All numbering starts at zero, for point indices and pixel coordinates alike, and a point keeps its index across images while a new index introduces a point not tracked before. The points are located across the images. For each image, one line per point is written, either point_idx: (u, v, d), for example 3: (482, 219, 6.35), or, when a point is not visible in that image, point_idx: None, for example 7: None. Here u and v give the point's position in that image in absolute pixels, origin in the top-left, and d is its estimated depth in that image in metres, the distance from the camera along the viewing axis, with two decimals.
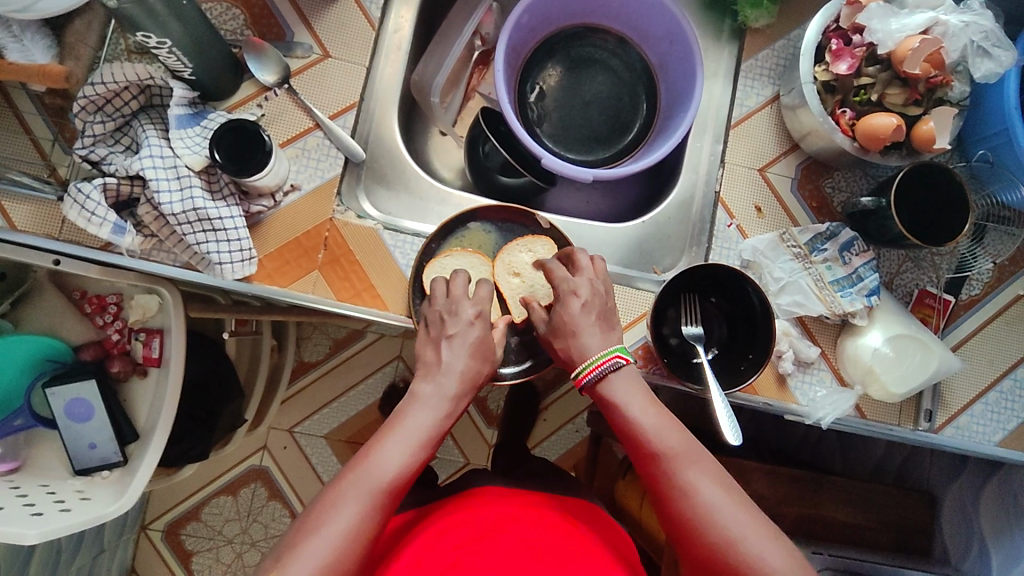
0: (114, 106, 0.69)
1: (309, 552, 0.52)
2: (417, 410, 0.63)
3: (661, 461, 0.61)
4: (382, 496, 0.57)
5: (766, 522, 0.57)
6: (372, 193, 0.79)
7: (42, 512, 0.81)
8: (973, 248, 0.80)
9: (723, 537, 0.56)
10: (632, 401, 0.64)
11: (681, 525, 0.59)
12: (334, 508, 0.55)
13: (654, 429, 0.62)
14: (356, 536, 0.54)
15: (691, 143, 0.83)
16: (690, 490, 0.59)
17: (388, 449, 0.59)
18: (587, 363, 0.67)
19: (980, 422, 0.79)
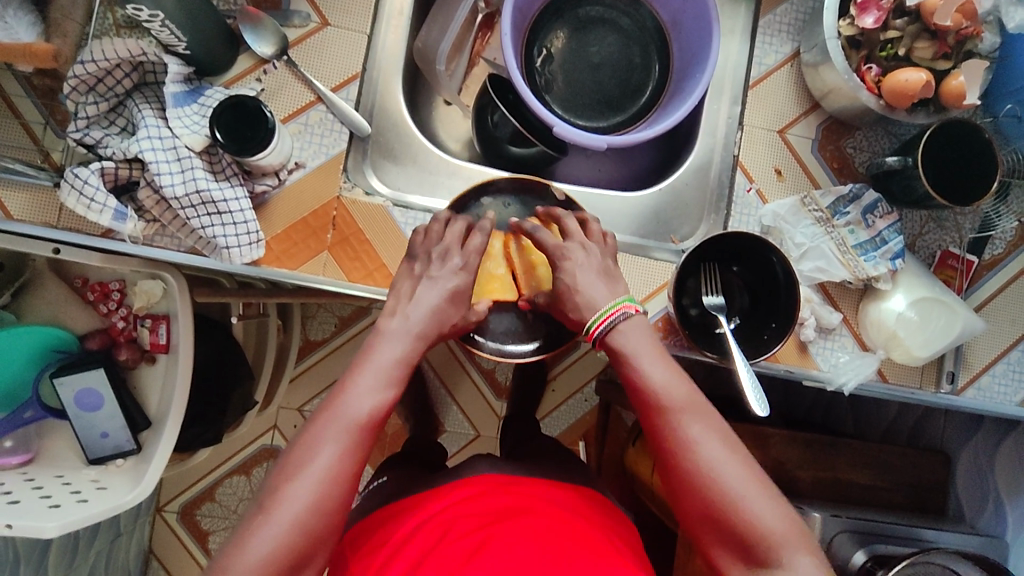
0: (106, 85, 0.66)
1: (293, 496, 0.52)
2: (386, 344, 0.61)
3: (662, 409, 0.59)
4: (361, 435, 0.56)
5: (759, 475, 0.57)
6: (379, 168, 0.76)
7: (59, 504, 0.80)
8: (998, 207, 0.78)
9: (724, 496, 0.55)
10: (640, 349, 0.63)
11: (678, 477, 0.58)
12: (314, 450, 0.54)
13: (664, 382, 0.60)
14: (336, 477, 0.54)
15: (707, 105, 0.80)
16: (694, 446, 0.57)
17: (360, 387, 0.58)
18: (595, 315, 0.65)
19: (1001, 382, 0.78)
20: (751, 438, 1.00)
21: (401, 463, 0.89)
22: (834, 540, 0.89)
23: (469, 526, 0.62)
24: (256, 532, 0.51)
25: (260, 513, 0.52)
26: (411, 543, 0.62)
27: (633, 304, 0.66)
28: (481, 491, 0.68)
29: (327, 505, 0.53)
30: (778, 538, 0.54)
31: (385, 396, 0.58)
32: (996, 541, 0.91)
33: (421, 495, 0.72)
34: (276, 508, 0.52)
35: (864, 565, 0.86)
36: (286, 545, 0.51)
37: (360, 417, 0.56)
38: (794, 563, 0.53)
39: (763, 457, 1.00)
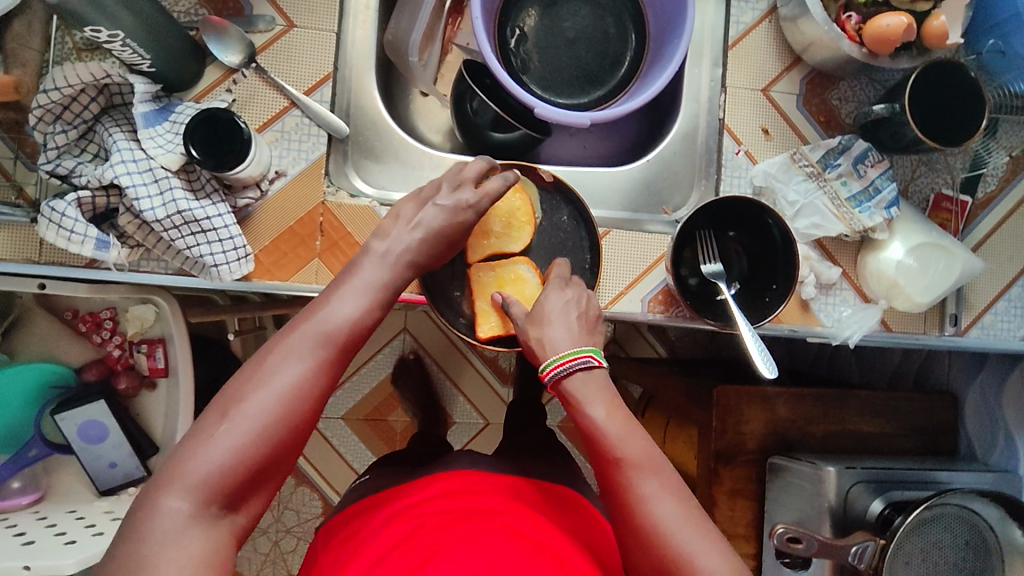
0: (73, 112, 0.63)
1: (256, 402, 0.50)
2: (369, 270, 0.60)
3: (614, 464, 0.57)
4: (335, 350, 0.54)
5: (717, 538, 0.53)
6: (361, 167, 0.75)
7: (75, 539, 0.79)
8: (988, 143, 0.77)
9: (675, 554, 0.52)
10: (592, 399, 0.60)
11: (632, 536, 0.55)
12: (285, 361, 0.52)
13: (620, 435, 0.58)
14: (304, 391, 0.52)
15: (688, 70, 0.79)
16: (646, 501, 0.54)
17: (340, 302, 0.57)
18: (552, 358, 0.63)
19: (1004, 320, 0.78)
20: (761, 399, 1.00)
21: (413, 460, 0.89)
22: (850, 493, 0.89)
23: (443, 520, 0.62)
24: (214, 438, 0.49)
25: (216, 420, 0.50)
26: (376, 542, 0.62)
27: (596, 355, 0.63)
28: (449, 492, 0.68)
29: (292, 416, 0.51)
30: None
31: (365, 313, 0.57)
32: (1010, 475, 0.92)
33: (395, 491, 0.73)
34: (236, 417, 0.49)
35: (882, 513, 0.87)
36: (246, 453, 0.49)
37: (338, 333, 0.55)
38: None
39: (774, 416, 1.00)
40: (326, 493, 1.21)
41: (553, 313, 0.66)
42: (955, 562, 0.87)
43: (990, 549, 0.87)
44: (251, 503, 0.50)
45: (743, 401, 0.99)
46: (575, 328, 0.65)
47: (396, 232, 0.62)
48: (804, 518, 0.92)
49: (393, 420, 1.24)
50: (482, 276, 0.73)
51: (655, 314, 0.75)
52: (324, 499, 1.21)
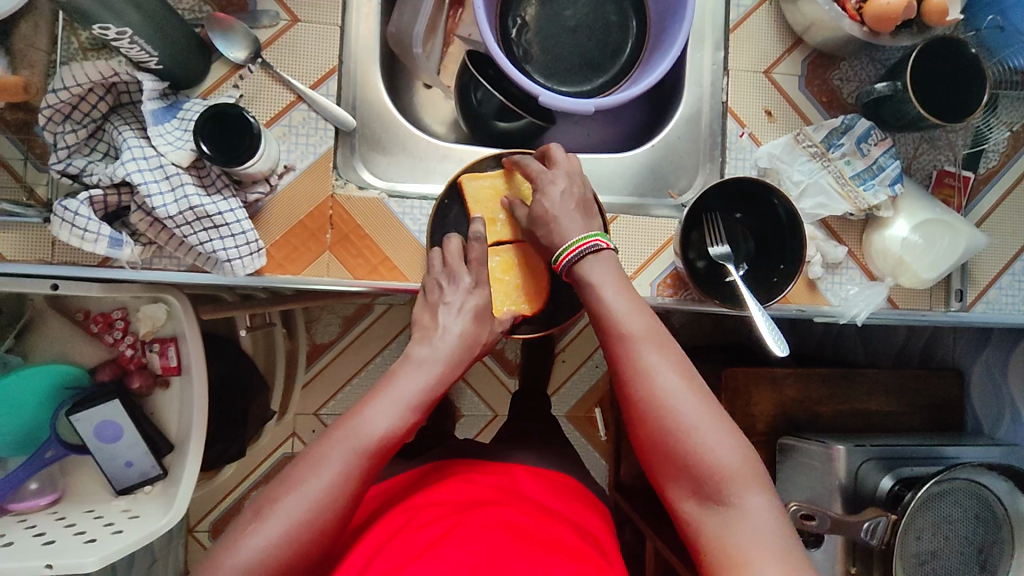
0: (82, 111, 0.64)
1: (291, 505, 0.54)
2: (408, 374, 0.63)
3: (623, 343, 0.62)
4: (367, 458, 0.57)
5: (717, 412, 0.60)
6: (369, 160, 0.75)
7: (95, 538, 0.80)
8: (988, 119, 0.78)
9: (679, 424, 0.58)
10: (606, 280, 0.64)
11: (638, 413, 0.61)
12: (319, 467, 0.56)
13: (626, 313, 0.63)
14: (335, 497, 0.55)
15: (690, 54, 0.79)
16: (650, 373, 0.60)
17: (379, 408, 0.60)
18: (564, 245, 0.66)
19: (1008, 294, 0.79)
20: (769, 381, 1.00)
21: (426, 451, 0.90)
22: (860, 471, 0.89)
23: (435, 515, 0.63)
24: (247, 536, 0.53)
25: (253, 522, 0.54)
26: (371, 535, 0.63)
27: (605, 238, 0.67)
28: (445, 484, 0.69)
29: (322, 521, 0.55)
30: (729, 469, 0.57)
31: (402, 420, 0.60)
32: (1017, 448, 0.93)
33: (391, 487, 0.74)
34: (272, 515, 0.53)
35: (893, 489, 0.87)
36: (277, 548, 0.53)
37: (374, 442, 0.58)
38: (745, 500, 0.57)
39: (782, 398, 1.00)
40: None
41: (557, 207, 0.67)
42: (964, 535, 0.88)
43: (1000, 522, 0.89)
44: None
45: (751, 384, 1.00)
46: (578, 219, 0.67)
47: (436, 342, 0.65)
48: (815, 496, 0.93)
49: None
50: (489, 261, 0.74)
51: (665, 297, 0.75)
52: None
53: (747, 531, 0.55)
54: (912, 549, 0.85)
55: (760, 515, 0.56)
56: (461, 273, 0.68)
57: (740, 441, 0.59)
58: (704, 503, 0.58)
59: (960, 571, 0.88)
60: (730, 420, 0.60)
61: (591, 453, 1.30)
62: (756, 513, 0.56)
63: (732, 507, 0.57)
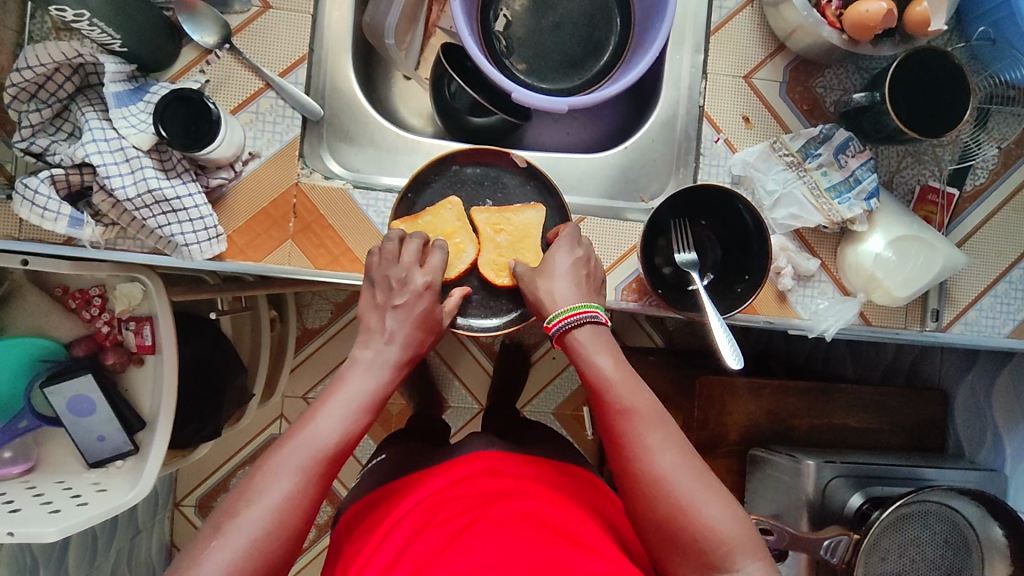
0: (47, 91, 0.64)
1: (249, 515, 0.52)
2: (350, 380, 0.62)
3: (617, 418, 0.59)
4: (321, 465, 0.56)
5: (713, 481, 0.56)
6: (337, 150, 0.76)
7: (59, 508, 0.82)
8: (977, 134, 0.76)
9: (674, 503, 0.55)
10: (597, 350, 0.63)
11: (635, 492, 0.57)
12: (274, 472, 0.54)
13: (623, 389, 0.60)
14: (293, 503, 0.54)
15: (670, 56, 0.78)
16: (647, 453, 0.57)
17: (328, 415, 0.58)
18: (558, 312, 0.65)
19: (989, 316, 0.76)
20: (748, 390, 0.98)
21: (394, 442, 0.89)
22: (829, 486, 0.86)
23: (462, 506, 0.64)
24: (215, 547, 0.51)
25: (210, 538, 0.52)
26: (399, 527, 0.64)
27: (601, 311, 0.66)
28: (467, 475, 0.70)
29: (282, 527, 0.53)
30: (730, 543, 0.53)
31: (347, 423, 0.59)
32: (995, 474, 0.90)
33: (416, 477, 0.74)
34: (231, 530, 0.51)
35: (861, 508, 0.84)
36: (244, 560, 0.51)
37: (326, 441, 0.57)
38: (747, 569, 0.53)
39: (757, 408, 0.98)
40: None
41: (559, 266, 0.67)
42: (933, 559, 0.85)
43: (971, 547, 0.85)
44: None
45: (725, 392, 0.98)
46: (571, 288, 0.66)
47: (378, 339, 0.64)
48: (783, 511, 0.90)
49: (388, 403, 1.23)
50: (445, 212, 0.71)
51: (628, 302, 0.74)
52: None
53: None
54: (877, 569, 0.83)
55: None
56: (415, 274, 0.66)
57: (741, 516, 0.55)
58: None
59: None
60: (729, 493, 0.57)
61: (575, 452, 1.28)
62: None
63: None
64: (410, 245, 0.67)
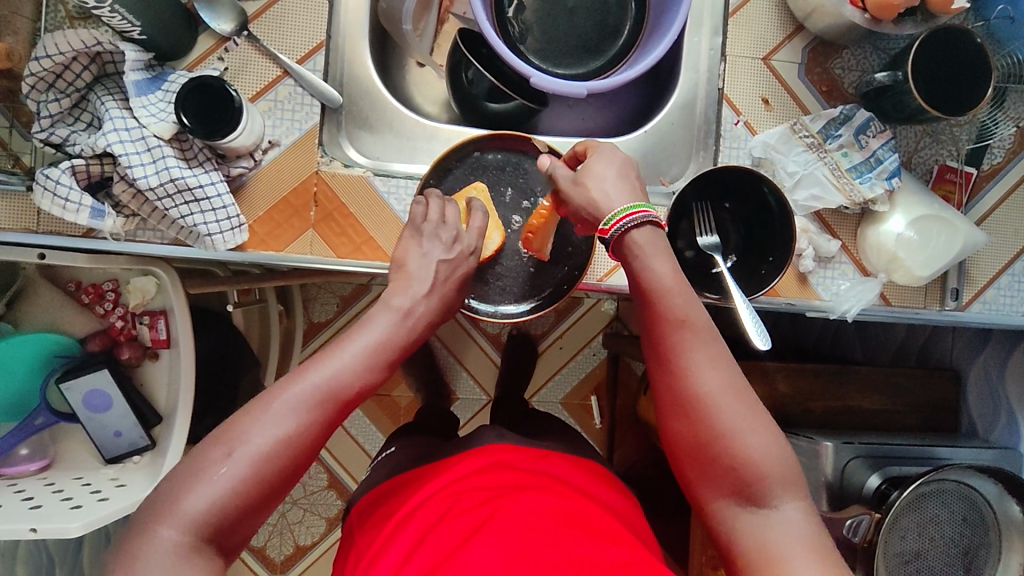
0: (66, 80, 0.63)
1: (252, 445, 0.50)
2: (369, 328, 0.58)
3: (667, 325, 0.57)
4: (333, 408, 0.53)
5: (760, 412, 0.55)
6: (356, 138, 0.75)
7: (81, 504, 0.81)
8: (994, 114, 0.76)
9: (721, 426, 0.54)
10: (656, 253, 0.59)
11: (678, 405, 0.56)
12: (282, 405, 0.52)
13: (681, 298, 0.57)
14: (295, 441, 0.51)
15: (688, 39, 0.78)
16: (695, 372, 0.55)
17: (346, 355, 0.55)
18: (615, 211, 0.60)
19: (1007, 295, 0.77)
20: (764, 373, 0.98)
21: (410, 433, 0.89)
22: (847, 467, 0.87)
23: (476, 499, 0.63)
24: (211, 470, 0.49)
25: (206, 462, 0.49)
26: (412, 523, 0.64)
27: (655, 210, 0.60)
28: (479, 469, 0.70)
29: (281, 462, 0.51)
30: (772, 475, 0.53)
31: (362, 365, 0.55)
32: (1010, 452, 0.91)
33: (427, 470, 0.74)
34: (233, 455, 0.49)
35: (880, 488, 0.84)
36: (238, 489, 0.49)
37: (337, 383, 0.54)
38: (783, 504, 0.53)
39: (772, 392, 0.97)
40: (334, 465, 1.21)
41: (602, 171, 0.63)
42: (950, 537, 0.86)
43: (987, 525, 0.86)
44: (237, 535, 0.50)
45: None
46: (617, 188, 0.61)
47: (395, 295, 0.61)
48: None
49: (399, 395, 1.23)
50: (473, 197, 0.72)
51: None
52: (331, 474, 1.21)
53: (782, 538, 0.52)
54: (896, 548, 0.83)
55: (795, 522, 0.52)
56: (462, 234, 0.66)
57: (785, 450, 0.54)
58: (738, 505, 0.54)
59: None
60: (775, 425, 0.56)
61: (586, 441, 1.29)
62: (791, 522, 0.53)
63: (768, 512, 0.53)
64: (450, 209, 0.67)
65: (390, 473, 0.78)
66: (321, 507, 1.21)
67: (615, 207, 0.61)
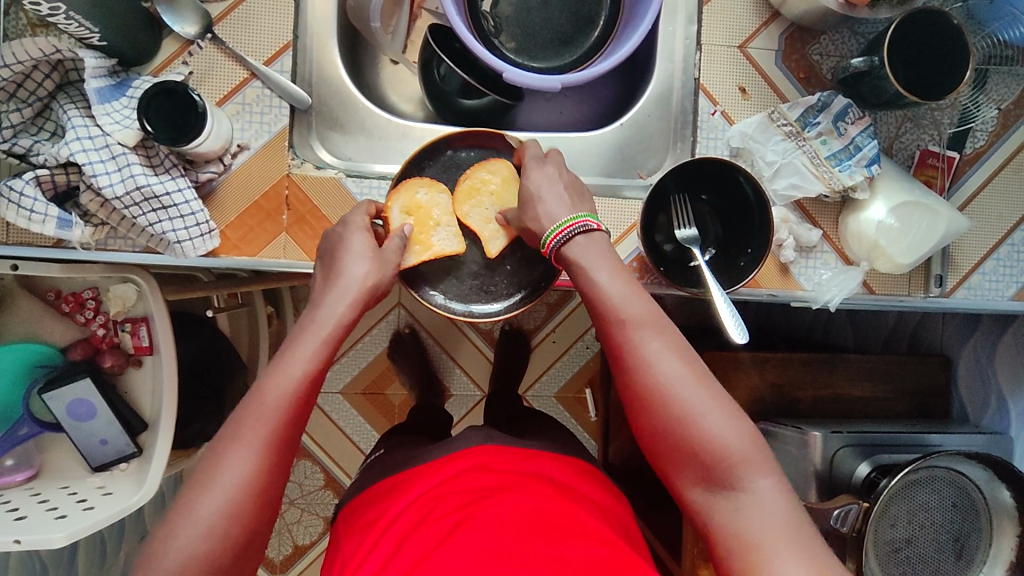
0: (27, 89, 0.63)
1: (204, 509, 0.51)
2: (299, 345, 0.57)
3: (619, 327, 0.59)
4: (277, 441, 0.54)
5: (721, 394, 0.56)
6: (326, 139, 0.75)
7: (66, 514, 0.81)
8: (976, 96, 0.75)
9: (680, 412, 0.56)
10: (596, 263, 0.60)
11: (637, 401, 0.58)
12: (225, 457, 0.52)
13: (624, 297, 0.59)
14: (247, 487, 0.52)
15: (662, 28, 0.77)
16: (649, 364, 0.57)
17: (285, 362, 0.56)
18: (553, 227, 0.62)
19: (992, 280, 0.76)
20: (753, 363, 0.97)
21: (398, 434, 0.89)
22: (835, 457, 0.85)
23: (456, 502, 0.63)
24: (172, 538, 0.50)
25: (165, 532, 0.51)
26: (393, 528, 0.63)
27: (595, 219, 0.62)
28: (462, 471, 0.69)
29: (238, 513, 0.51)
30: (738, 456, 0.54)
31: (296, 384, 0.55)
32: (1002, 437, 0.90)
33: (412, 473, 0.73)
34: (193, 512, 0.51)
35: (870, 476, 0.83)
36: (203, 550, 0.50)
37: (274, 408, 0.54)
38: (755, 483, 0.54)
39: (762, 382, 0.97)
40: (328, 464, 1.20)
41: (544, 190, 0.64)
42: (942, 525, 0.85)
43: (978, 511, 0.85)
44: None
45: (727, 367, 0.96)
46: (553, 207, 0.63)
47: (328, 302, 0.60)
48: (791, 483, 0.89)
49: (391, 393, 1.22)
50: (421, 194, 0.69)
51: None
52: (326, 472, 1.20)
53: (757, 518, 0.53)
54: (885, 536, 0.83)
55: (769, 502, 0.53)
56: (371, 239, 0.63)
57: (749, 429, 0.56)
58: (712, 491, 0.55)
59: (939, 564, 0.85)
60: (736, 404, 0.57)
61: (581, 434, 1.28)
62: (765, 499, 0.54)
63: (741, 494, 0.54)
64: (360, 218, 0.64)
65: (376, 475, 0.78)
66: (318, 506, 1.21)
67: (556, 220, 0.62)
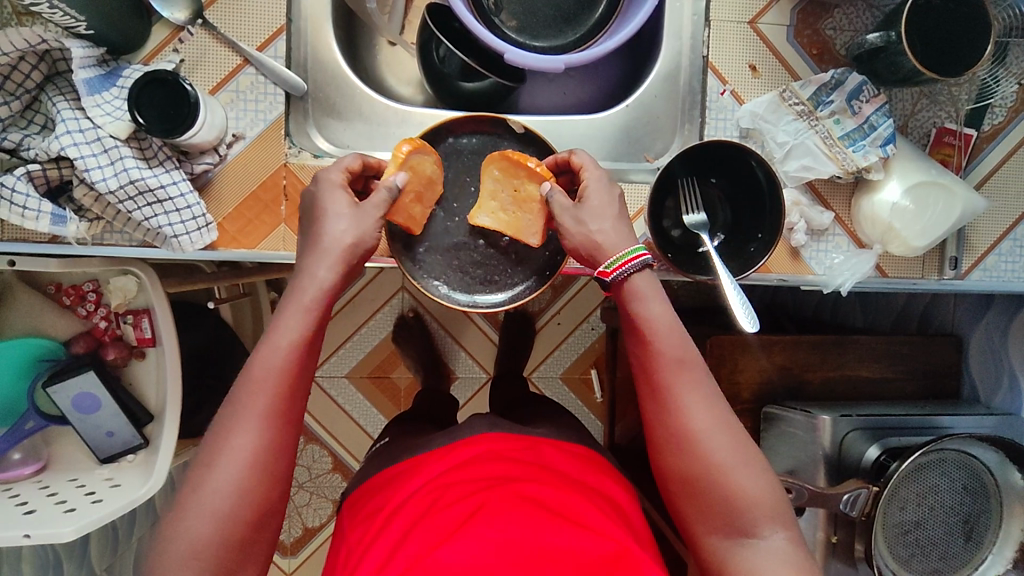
0: (14, 82, 0.61)
1: (219, 486, 0.50)
2: (285, 322, 0.55)
3: (664, 365, 0.57)
4: (278, 414, 0.53)
5: (750, 447, 0.56)
6: (324, 126, 0.73)
7: (75, 507, 0.81)
8: (995, 71, 0.72)
9: (711, 462, 0.55)
10: (651, 298, 0.59)
11: (666, 441, 0.57)
12: (229, 437, 0.51)
13: (670, 336, 0.57)
14: (267, 454, 0.52)
15: (668, 4, 0.74)
16: (682, 409, 0.56)
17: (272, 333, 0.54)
18: (620, 254, 0.59)
19: (1008, 261, 0.74)
20: (763, 346, 0.95)
21: (404, 422, 0.88)
22: (845, 440, 0.84)
23: (462, 492, 0.62)
24: (187, 518, 0.50)
25: (193, 494, 0.51)
26: (400, 514, 0.62)
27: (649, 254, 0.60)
28: (467, 459, 0.69)
29: (267, 480, 0.52)
30: (760, 508, 0.55)
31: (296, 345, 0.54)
32: (1015, 419, 0.89)
33: (416, 462, 0.72)
34: (204, 493, 0.50)
35: (878, 459, 0.81)
36: (218, 528, 0.50)
37: (270, 382, 0.53)
38: (772, 534, 0.54)
39: (770, 365, 0.95)
40: (336, 449, 1.21)
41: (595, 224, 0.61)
42: (954, 507, 0.84)
43: (989, 492, 0.85)
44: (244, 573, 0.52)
45: (736, 351, 0.95)
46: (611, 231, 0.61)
47: (306, 271, 0.57)
48: (798, 467, 0.88)
49: (397, 377, 1.22)
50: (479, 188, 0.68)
51: None
52: (334, 456, 1.21)
53: (768, 567, 0.53)
54: (895, 519, 0.82)
55: (782, 554, 0.54)
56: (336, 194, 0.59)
57: (773, 484, 0.56)
58: (730, 537, 0.55)
59: (949, 546, 0.85)
60: (763, 457, 0.57)
61: (587, 415, 1.28)
62: (777, 549, 0.54)
63: (757, 543, 0.54)
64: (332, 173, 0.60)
65: (383, 465, 0.77)
66: (327, 490, 1.21)
67: (618, 250, 0.60)
